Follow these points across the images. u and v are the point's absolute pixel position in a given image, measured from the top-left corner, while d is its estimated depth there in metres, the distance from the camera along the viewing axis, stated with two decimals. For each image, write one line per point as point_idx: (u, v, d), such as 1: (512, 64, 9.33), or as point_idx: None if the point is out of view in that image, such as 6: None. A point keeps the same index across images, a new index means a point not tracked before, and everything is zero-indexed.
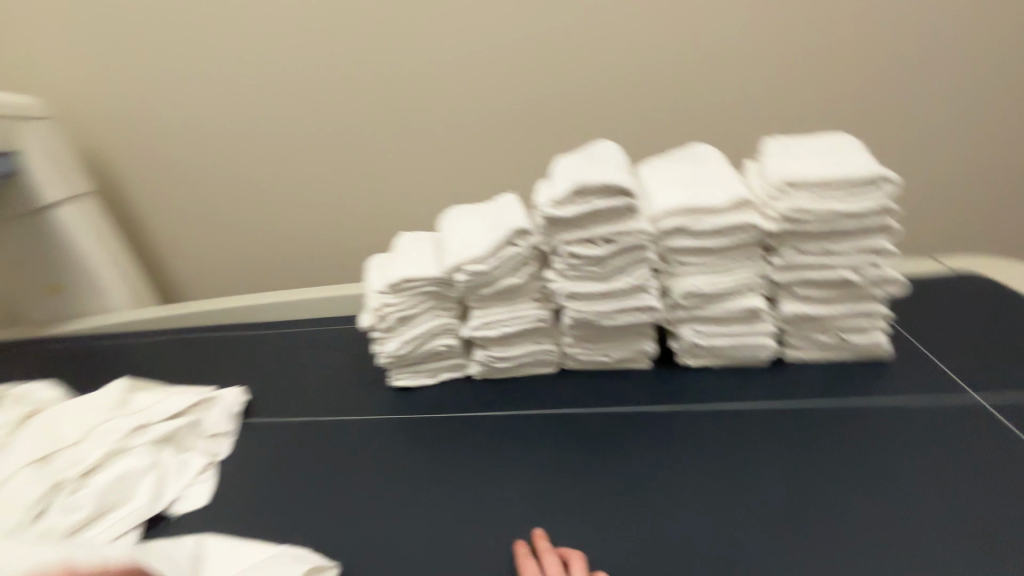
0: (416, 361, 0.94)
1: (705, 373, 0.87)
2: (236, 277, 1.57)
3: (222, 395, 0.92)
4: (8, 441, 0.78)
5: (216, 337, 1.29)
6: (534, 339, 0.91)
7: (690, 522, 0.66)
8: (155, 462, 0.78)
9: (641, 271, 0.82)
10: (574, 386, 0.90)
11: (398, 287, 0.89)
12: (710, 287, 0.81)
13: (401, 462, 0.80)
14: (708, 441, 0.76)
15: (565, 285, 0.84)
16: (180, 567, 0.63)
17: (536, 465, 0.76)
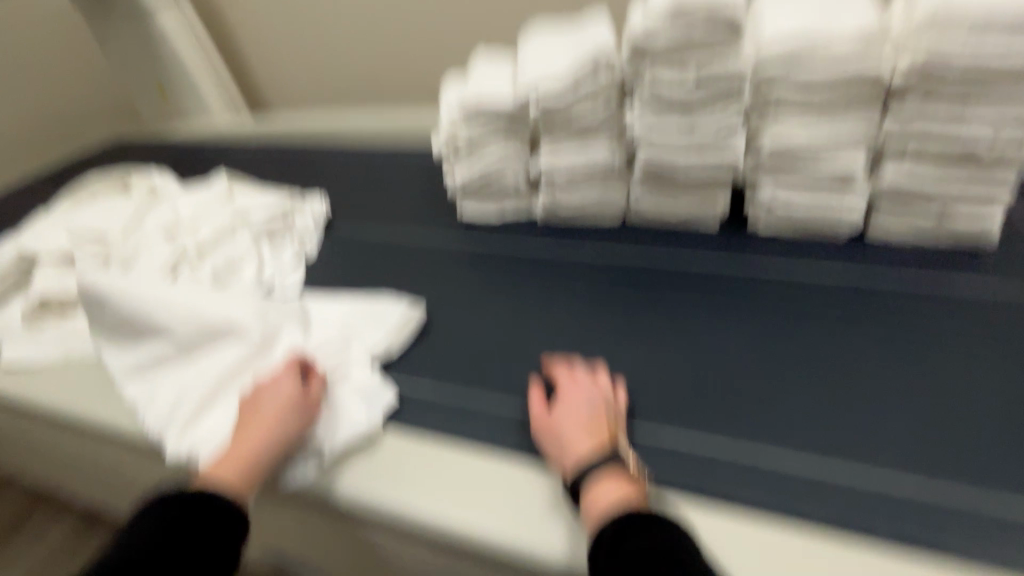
0: (482, 194, 0.96)
1: (775, 240, 0.83)
2: (321, 99, 1.61)
3: (309, 203, 1.02)
4: (139, 215, 0.93)
5: (297, 148, 1.35)
6: (602, 185, 0.88)
7: (721, 360, 0.69)
8: (256, 248, 0.91)
9: (730, 115, 0.75)
10: (634, 237, 0.90)
11: (472, 111, 0.88)
12: (805, 143, 0.73)
13: (461, 280, 0.89)
14: (757, 300, 0.76)
15: (643, 124, 0.79)
16: (294, 316, 0.78)
17: (583, 299, 0.81)
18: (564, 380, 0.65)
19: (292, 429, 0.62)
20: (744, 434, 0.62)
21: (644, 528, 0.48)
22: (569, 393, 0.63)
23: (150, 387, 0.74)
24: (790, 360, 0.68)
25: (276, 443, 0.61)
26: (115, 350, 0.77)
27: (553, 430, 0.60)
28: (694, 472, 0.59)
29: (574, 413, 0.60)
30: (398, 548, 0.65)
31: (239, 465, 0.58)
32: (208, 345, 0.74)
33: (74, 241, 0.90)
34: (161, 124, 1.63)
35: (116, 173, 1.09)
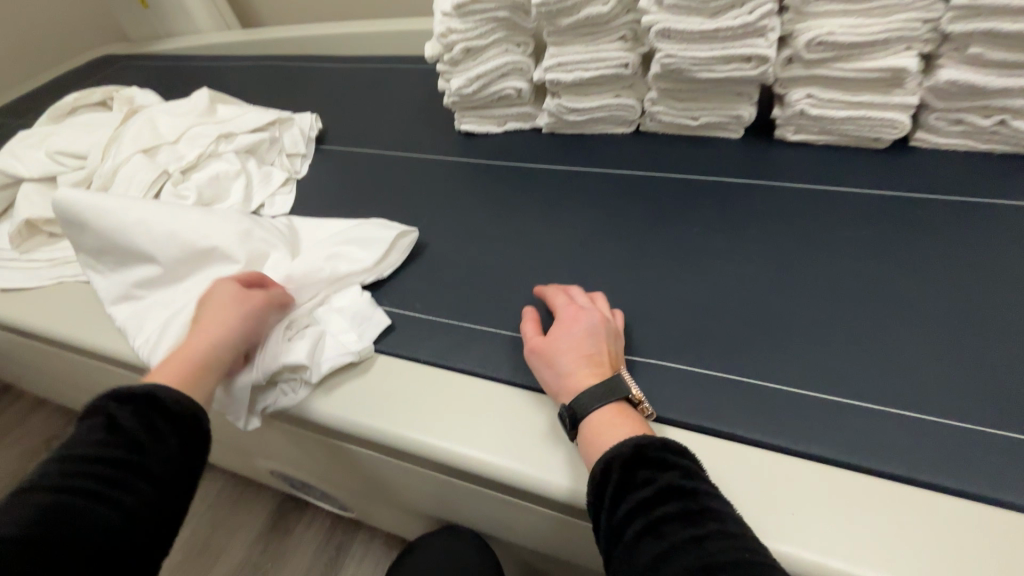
0: (483, 106, 0.89)
1: (804, 150, 0.75)
2: (311, 6, 1.48)
3: (297, 119, 0.96)
4: (117, 132, 0.87)
5: (288, 62, 1.26)
6: (612, 91, 0.81)
7: (734, 286, 0.64)
8: (242, 168, 0.86)
9: (763, 5, 0.64)
10: (647, 148, 0.82)
11: (464, 8, 0.77)
12: (851, 36, 0.63)
13: (459, 201, 0.83)
14: (779, 220, 0.69)
15: (660, 17, 0.68)
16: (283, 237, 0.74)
17: (588, 219, 0.75)
18: (558, 303, 0.58)
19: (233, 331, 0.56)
20: (755, 361, 0.57)
21: (660, 466, 0.40)
22: (567, 312, 0.56)
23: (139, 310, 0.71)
24: (810, 285, 0.62)
25: (214, 344, 0.54)
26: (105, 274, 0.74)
27: (552, 354, 0.53)
28: (700, 397, 0.55)
29: (576, 332, 0.53)
30: (394, 469, 0.64)
31: (177, 366, 0.51)
32: (194, 267, 0.70)
33: (55, 162, 0.86)
34: (149, 42, 1.53)
35: (96, 91, 1.03)
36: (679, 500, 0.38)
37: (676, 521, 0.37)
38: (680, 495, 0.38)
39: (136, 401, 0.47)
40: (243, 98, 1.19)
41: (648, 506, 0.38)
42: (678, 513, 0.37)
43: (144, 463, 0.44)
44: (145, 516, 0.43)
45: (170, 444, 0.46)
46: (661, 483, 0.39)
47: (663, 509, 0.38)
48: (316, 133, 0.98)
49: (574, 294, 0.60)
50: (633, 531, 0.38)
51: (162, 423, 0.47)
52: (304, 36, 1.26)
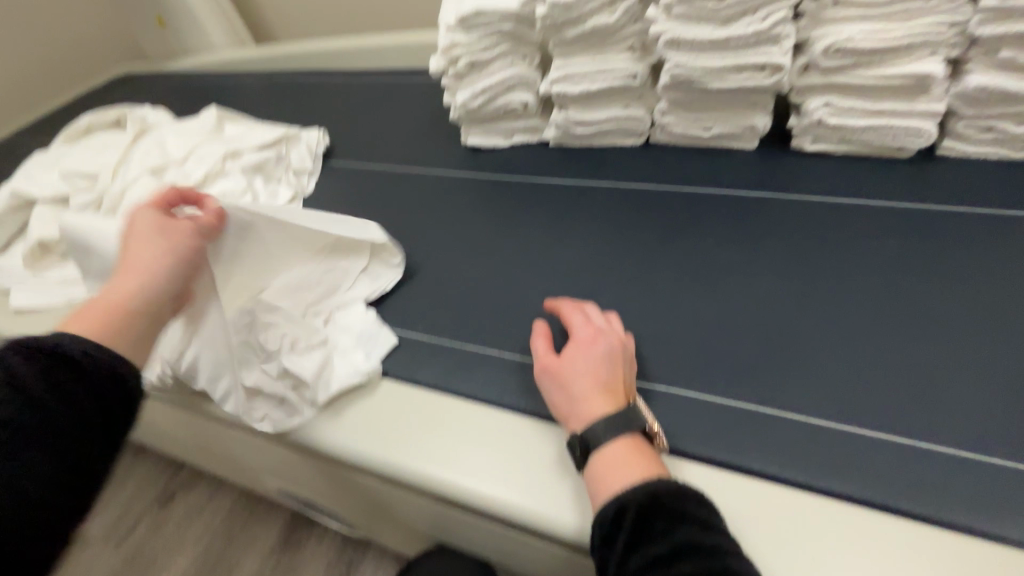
0: (489, 119, 0.87)
1: (822, 161, 0.72)
2: (322, 21, 1.50)
3: (305, 135, 0.97)
4: (127, 153, 0.88)
5: (298, 78, 1.27)
6: (621, 103, 0.78)
7: (747, 307, 0.61)
8: (249, 186, 0.85)
9: (777, 12, 0.61)
10: (658, 160, 0.80)
11: (469, 22, 0.76)
12: (870, 41, 0.60)
13: (465, 217, 0.82)
14: (796, 235, 0.66)
15: (668, 27, 0.66)
16: None
17: (596, 235, 0.73)
18: (574, 321, 0.55)
19: (158, 265, 0.53)
20: (771, 388, 0.54)
21: (678, 518, 0.39)
22: (585, 334, 0.53)
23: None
24: (828, 305, 0.59)
25: (135, 284, 0.51)
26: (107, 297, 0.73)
27: (565, 376, 0.50)
28: (713, 427, 0.53)
29: (595, 357, 0.50)
30: (398, 496, 0.63)
31: (95, 313, 0.49)
32: None
33: (68, 182, 0.87)
34: (166, 60, 1.56)
35: (110, 111, 1.04)
36: (695, 558, 0.37)
37: None
38: (696, 553, 0.37)
39: (37, 358, 0.44)
40: (253, 114, 1.20)
41: (665, 562, 0.37)
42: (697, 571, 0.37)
43: (45, 422, 0.42)
44: (62, 478, 0.43)
45: (78, 399, 0.44)
46: (676, 539, 0.38)
47: (679, 568, 0.37)
48: (323, 149, 0.98)
49: (590, 313, 0.57)
50: None
51: (69, 378, 0.44)
52: (313, 51, 1.27)
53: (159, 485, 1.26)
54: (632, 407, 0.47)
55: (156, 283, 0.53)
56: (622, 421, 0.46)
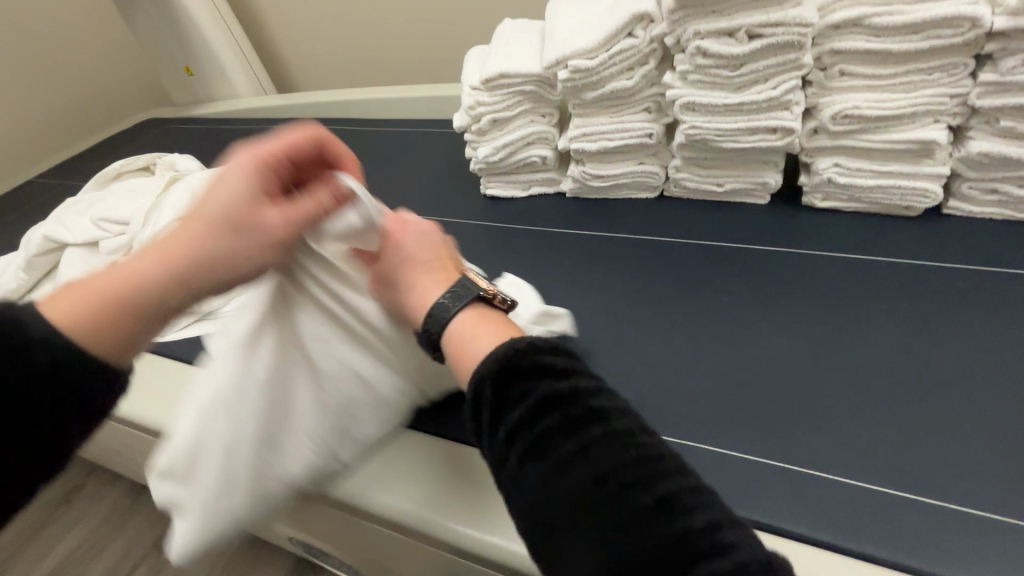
0: (509, 171, 0.91)
1: (832, 217, 0.75)
2: (343, 72, 1.57)
3: None
4: (159, 200, 0.90)
5: (319, 126, 1.32)
6: (636, 158, 0.82)
7: (769, 358, 0.62)
8: None
9: (787, 81, 0.65)
10: (673, 212, 0.83)
11: (493, 83, 0.80)
12: (877, 109, 0.63)
13: (485, 263, 0.84)
14: (811, 288, 0.68)
15: (685, 92, 0.69)
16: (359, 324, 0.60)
17: (614, 284, 0.75)
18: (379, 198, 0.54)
19: (226, 260, 0.43)
20: (795, 442, 0.55)
21: (536, 373, 0.37)
22: (393, 218, 0.52)
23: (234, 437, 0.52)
24: (847, 358, 0.60)
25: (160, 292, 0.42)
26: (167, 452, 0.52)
27: (389, 270, 0.51)
28: (737, 482, 0.53)
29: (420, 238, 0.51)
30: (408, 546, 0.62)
31: (102, 291, 0.40)
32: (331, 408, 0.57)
33: (100, 229, 0.88)
34: (191, 106, 1.63)
35: (141, 157, 1.08)
36: (557, 412, 0.36)
37: (559, 432, 0.35)
38: (558, 406, 0.36)
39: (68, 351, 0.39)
40: None
41: (528, 422, 0.36)
42: (559, 425, 0.35)
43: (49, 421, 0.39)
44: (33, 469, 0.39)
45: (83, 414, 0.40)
46: (539, 394, 0.36)
47: (544, 423, 0.35)
48: None
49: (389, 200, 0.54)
50: (517, 454, 0.35)
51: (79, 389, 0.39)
52: (335, 101, 1.32)
53: (157, 530, 1.22)
54: (461, 281, 0.48)
55: (210, 284, 0.43)
56: (450, 294, 0.46)
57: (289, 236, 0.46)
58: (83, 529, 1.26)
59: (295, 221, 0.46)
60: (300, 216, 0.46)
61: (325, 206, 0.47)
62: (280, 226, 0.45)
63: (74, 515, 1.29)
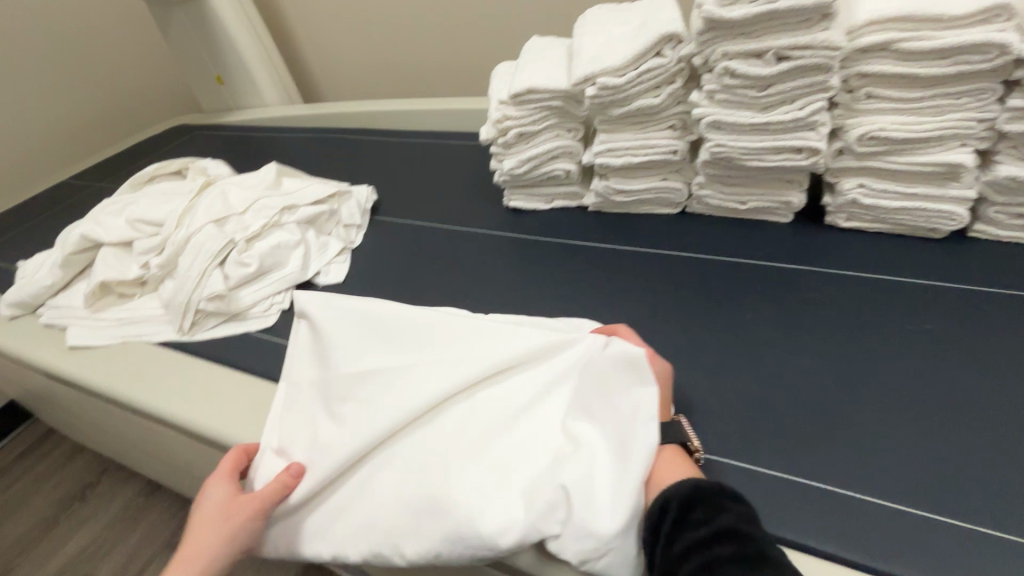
0: (532, 184, 0.93)
1: (854, 238, 0.75)
2: (369, 84, 1.62)
3: (355, 192, 1.03)
4: (193, 203, 0.92)
5: (344, 136, 1.36)
6: (660, 175, 0.83)
7: (796, 377, 0.62)
8: (303, 239, 0.90)
9: (815, 102, 0.66)
10: (695, 229, 0.83)
11: (520, 98, 0.82)
12: (904, 132, 0.64)
13: (508, 274, 0.85)
14: (836, 307, 0.68)
15: (711, 111, 0.71)
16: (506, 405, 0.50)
17: (637, 298, 0.76)
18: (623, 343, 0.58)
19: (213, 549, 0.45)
20: (816, 460, 0.54)
21: (717, 508, 0.40)
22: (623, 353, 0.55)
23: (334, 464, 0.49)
24: (871, 377, 0.60)
25: None
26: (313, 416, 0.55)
27: None
28: (756, 496, 0.53)
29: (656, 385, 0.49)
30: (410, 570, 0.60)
31: None
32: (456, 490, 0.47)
33: (133, 230, 0.91)
34: (219, 114, 1.67)
35: (173, 162, 1.11)
36: (735, 542, 0.37)
37: (731, 560, 0.36)
38: (736, 537, 0.37)
39: None
40: (300, 167, 1.27)
41: (703, 545, 0.38)
42: (732, 554, 0.36)
43: None
44: None
45: None
46: (720, 526, 0.38)
47: (718, 549, 0.37)
48: (371, 205, 1.04)
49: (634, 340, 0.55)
50: (689, 566, 0.37)
51: None
52: (359, 112, 1.36)
53: (169, 530, 1.23)
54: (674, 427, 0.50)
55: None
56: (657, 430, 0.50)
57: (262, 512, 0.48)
58: (95, 528, 1.27)
59: (263, 500, 0.48)
60: (267, 492, 0.49)
61: (288, 470, 0.50)
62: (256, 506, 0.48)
63: (87, 512, 1.30)
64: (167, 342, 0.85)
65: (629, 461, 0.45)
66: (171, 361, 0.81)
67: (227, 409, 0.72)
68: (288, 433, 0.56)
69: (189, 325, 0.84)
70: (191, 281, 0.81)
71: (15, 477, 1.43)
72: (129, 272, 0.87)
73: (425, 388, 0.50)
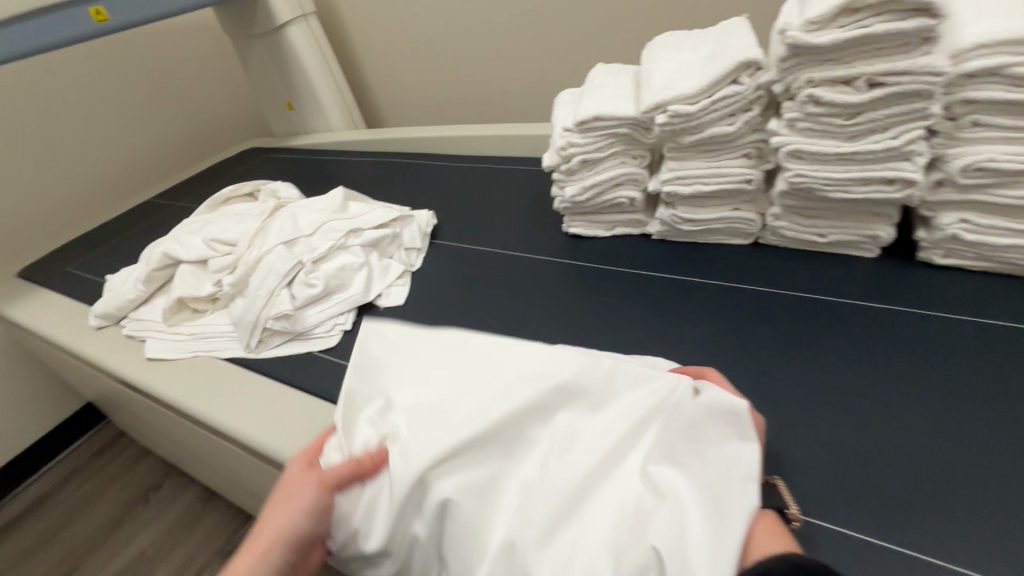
0: (594, 211, 0.91)
1: (952, 276, 0.69)
2: (428, 110, 1.66)
3: (416, 216, 1.05)
4: (264, 224, 0.96)
5: (405, 161, 1.39)
6: (731, 204, 0.80)
7: (893, 434, 0.57)
8: (366, 262, 0.92)
9: (911, 131, 0.61)
10: (769, 262, 0.79)
11: (586, 125, 0.81)
12: (1017, 163, 0.58)
13: (568, 303, 0.83)
14: (937, 355, 0.63)
15: (792, 140, 0.67)
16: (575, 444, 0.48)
17: (707, 334, 0.72)
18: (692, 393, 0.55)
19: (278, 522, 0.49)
20: (920, 527, 0.50)
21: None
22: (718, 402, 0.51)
23: (403, 491, 0.46)
24: (978, 436, 0.55)
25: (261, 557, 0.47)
26: (375, 418, 0.53)
27: None
28: (848, 563, 0.49)
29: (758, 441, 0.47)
30: None
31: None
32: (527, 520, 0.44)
33: (209, 248, 0.95)
34: (288, 137, 1.76)
35: (246, 184, 1.17)
36: None
37: None
38: None
39: None
40: (362, 190, 1.32)
41: None
42: None
43: None
44: None
45: None
46: None
47: None
48: (431, 229, 1.06)
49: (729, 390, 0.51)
50: None
51: None
52: (419, 137, 1.39)
53: (222, 540, 1.26)
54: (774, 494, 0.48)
55: (277, 552, 0.48)
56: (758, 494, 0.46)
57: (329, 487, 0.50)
58: (155, 530, 1.32)
59: (331, 479, 0.50)
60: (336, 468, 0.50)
61: (368, 453, 0.50)
62: (322, 482, 0.50)
63: (149, 515, 1.35)
64: (235, 358, 0.88)
65: (724, 524, 0.41)
66: (238, 377, 0.84)
67: (289, 428, 0.73)
68: (347, 436, 0.53)
69: (256, 343, 0.87)
70: (261, 300, 0.84)
71: (88, 477, 1.51)
72: (204, 289, 0.92)
73: (493, 405, 0.49)
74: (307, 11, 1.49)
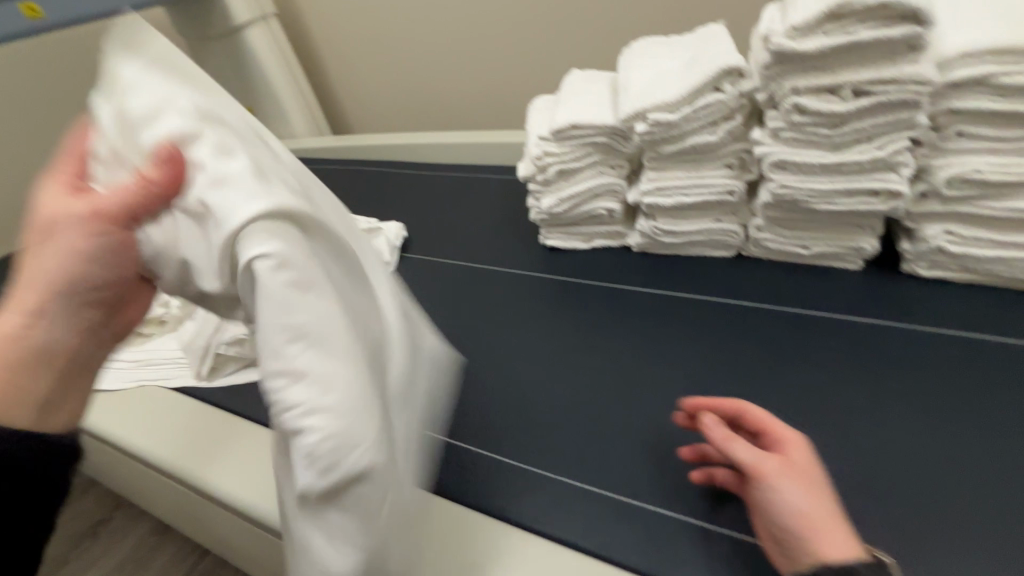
0: (571, 223, 0.87)
1: (937, 288, 0.68)
2: (397, 116, 1.60)
3: (384, 229, 0.99)
4: None
5: (372, 170, 1.33)
6: (713, 216, 0.77)
7: (888, 458, 0.54)
8: None
9: (896, 141, 0.59)
10: (752, 275, 0.76)
11: (562, 133, 0.77)
12: (1002, 175, 0.57)
13: (546, 320, 0.79)
14: (927, 374, 0.60)
15: (775, 150, 0.65)
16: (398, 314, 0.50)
17: (693, 353, 0.69)
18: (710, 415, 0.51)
19: (52, 265, 0.37)
20: (932, 562, 0.47)
21: None
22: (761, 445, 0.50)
23: (228, 231, 0.36)
24: (977, 460, 0.53)
25: (35, 326, 0.37)
26: (201, 128, 0.40)
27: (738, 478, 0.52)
28: None
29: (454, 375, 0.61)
30: None
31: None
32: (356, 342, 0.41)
33: None
34: None
35: None
36: None
37: None
38: None
39: None
40: None
41: None
42: None
43: None
44: None
45: None
46: None
47: None
48: (400, 242, 1.00)
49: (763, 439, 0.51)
50: None
51: None
52: (387, 145, 1.33)
53: None
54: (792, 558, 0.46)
55: (57, 311, 0.37)
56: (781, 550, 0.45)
57: (100, 221, 0.37)
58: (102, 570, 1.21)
59: (113, 207, 0.37)
60: (110, 198, 0.37)
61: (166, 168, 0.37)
62: (83, 213, 0.37)
63: (96, 554, 1.24)
64: (184, 388, 0.80)
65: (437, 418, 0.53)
66: (188, 409, 0.77)
67: (246, 468, 0.66)
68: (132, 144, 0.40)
69: (207, 369, 0.79)
70: (212, 324, 0.77)
71: None
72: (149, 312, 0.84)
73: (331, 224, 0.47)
74: (267, 12, 1.42)
